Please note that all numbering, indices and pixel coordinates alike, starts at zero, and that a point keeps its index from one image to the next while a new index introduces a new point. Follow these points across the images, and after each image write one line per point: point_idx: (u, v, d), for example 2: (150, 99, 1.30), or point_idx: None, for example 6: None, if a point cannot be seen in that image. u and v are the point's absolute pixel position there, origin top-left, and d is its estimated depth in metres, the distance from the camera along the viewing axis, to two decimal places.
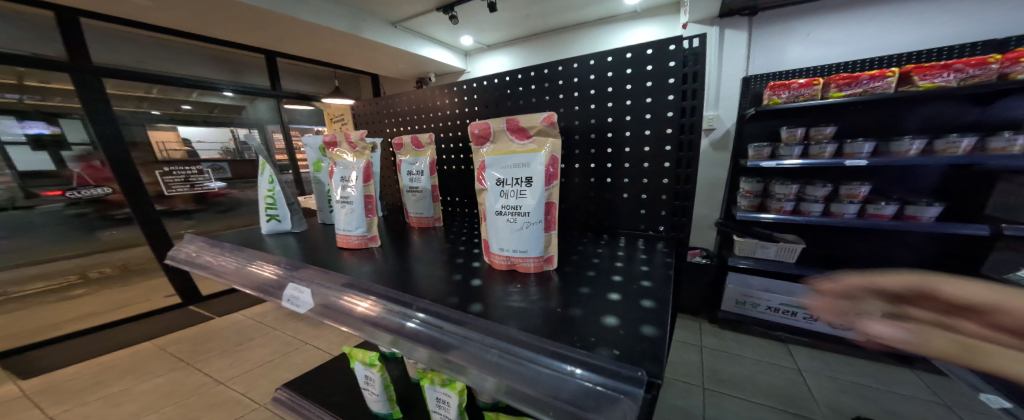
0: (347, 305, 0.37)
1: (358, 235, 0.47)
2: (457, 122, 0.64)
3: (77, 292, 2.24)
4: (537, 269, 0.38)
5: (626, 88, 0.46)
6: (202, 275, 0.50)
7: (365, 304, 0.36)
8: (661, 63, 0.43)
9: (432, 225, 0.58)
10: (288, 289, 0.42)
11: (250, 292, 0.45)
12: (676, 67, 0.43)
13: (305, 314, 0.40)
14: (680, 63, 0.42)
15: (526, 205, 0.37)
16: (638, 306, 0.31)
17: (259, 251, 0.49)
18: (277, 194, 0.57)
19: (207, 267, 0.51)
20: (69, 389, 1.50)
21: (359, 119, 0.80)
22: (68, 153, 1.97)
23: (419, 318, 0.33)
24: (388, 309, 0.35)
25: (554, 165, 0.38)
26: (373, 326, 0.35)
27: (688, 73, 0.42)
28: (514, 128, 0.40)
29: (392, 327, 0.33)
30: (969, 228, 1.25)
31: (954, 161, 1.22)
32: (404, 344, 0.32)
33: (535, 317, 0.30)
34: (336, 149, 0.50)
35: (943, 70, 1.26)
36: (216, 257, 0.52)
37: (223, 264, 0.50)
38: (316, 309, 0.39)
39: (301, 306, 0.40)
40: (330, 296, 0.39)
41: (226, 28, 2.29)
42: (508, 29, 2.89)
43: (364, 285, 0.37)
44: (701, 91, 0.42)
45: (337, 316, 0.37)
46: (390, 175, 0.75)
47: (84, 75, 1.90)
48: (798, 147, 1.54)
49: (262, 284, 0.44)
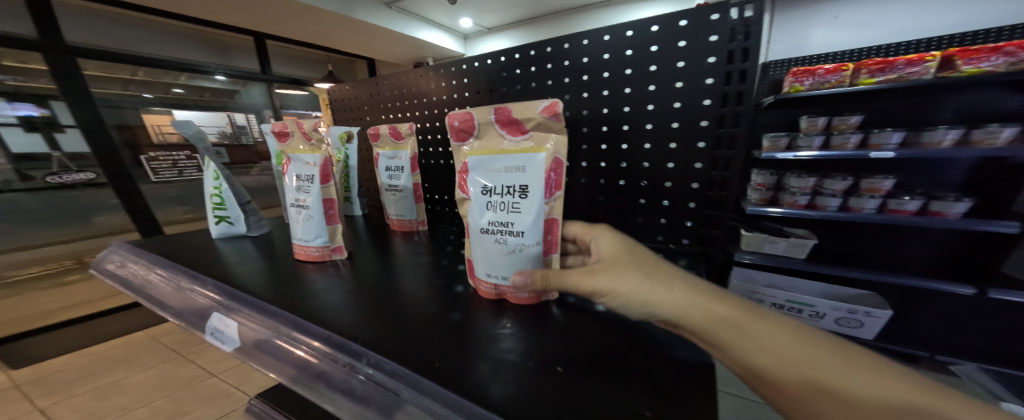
0: (283, 347, 0.30)
1: (317, 246, 0.40)
2: (446, 109, 0.55)
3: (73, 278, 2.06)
4: (532, 301, 0.32)
5: (650, 70, 0.38)
6: (134, 297, 0.43)
7: (305, 348, 0.29)
8: (700, 37, 0.34)
9: (413, 230, 0.51)
10: (218, 320, 0.35)
11: (180, 322, 0.37)
12: (721, 41, 0.33)
13: (233, 353, 0.32)
14: (726, 36, 0.33)
15: (521, 220, 0.30)
16: (662, 364, 0.24)
17: (195, 269, 0.42)
18: (224, 191, 0.50)
19: (141, 286, 0.44)
20: (52, 378, 1.41)
21: (339, 106, 0.72)
22: (62, 136, 1.87)
23: (366, 371, 0.26)
24: (331, 358, 0.27)
25: (557, 171, 0.31)
26: (310, 378, 0.28)
27: (736, 48, 0.32)
28: (506, 120, 0.32)
29: (334, 382, 0.26)
30: (995, 225, 1.17)
31: (990, 154, 1.12)
32: (347, 407, 0.25)
33: (528, 383, 0.23)
34: (288, 140, 0.41)
35: (991, 54, 1.15)
36: (151, 274, 0.45)
37: (156, 284, 0.43)
38: (248, 350, 0.31)
39: (230, 343, 0.33)
40: (267, 336, 0.31)
41: (210, 6, 2.16)
42: (511, 11, 2.75)
43: (305, 324, 0.30)
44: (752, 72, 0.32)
45: (271, 361, 0.30)
46: (371, 169, 0.67)
47: (57, 55, 1.80)
48: (818, 137, 1.44)
49: (192, 311, 0.37)
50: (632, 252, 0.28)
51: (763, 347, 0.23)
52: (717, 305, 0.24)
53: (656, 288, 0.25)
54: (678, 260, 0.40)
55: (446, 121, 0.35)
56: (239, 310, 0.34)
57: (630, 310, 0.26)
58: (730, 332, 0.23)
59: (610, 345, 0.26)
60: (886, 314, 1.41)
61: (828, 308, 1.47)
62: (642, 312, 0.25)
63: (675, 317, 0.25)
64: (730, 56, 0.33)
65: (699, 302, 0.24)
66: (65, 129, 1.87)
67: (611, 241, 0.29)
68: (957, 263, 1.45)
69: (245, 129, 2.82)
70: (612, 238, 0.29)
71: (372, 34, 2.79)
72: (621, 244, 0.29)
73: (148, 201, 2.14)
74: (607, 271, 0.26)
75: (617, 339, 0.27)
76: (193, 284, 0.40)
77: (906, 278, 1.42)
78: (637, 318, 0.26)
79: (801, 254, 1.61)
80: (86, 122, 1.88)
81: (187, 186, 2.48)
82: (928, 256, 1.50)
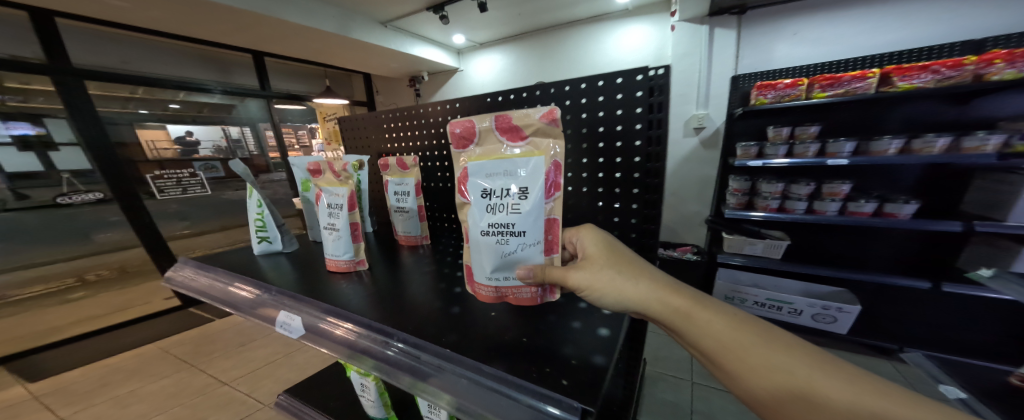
0: (335, 332, 0.40)
1: (346, 259, 0.49)
2: (440, 141, 0.65)
3: (77, 295, 2.21)
4: (533, 300, 0.38)
5: (599, 115, 0.49)
6: (196, 297, 0.53)
7: (350, 328, 0.40)
8: (629, 93, 0.46)
9: (419, 244, 0.60)
10: (282, 315, 0.44)
11: (244, 316, 0.47)
12: (642, 97, 0.46)
13: (299, 340, 0.42)
14: (646, 93, 0.45)
15: (521, 220, 0.36)
16: (595, 335, 0.34)
17: (250, 275, 0.52)
18: (266, 217, 0.58)
19: (201, 290, 0.53)
20: (76, 391, 1.58)
21: (347, 135, 0.81)
22: (57, 154, 1.97)
23: (399, 346, 0.36)
24: (373, 337, 0.38)
25: (555, 171, 0.37)
26: (355, 352, 0.38)
27: (653, 104, 0.45)
28: (506, 126, 0.39)
29: (375, 354, 0.37)
30: (942, 224, 1.30)
31: (930, 160, 1.26)
32: (386, 369, 0.35)
33: (501, 347, 0.33)
34: (321, 176, 0.52)
35: (921, 71, 1.29)
36: (210, 280, 0.55)
37: (216, 287, 0.53)
38: (306, 334, 0.41)
39: (289, 330, 0.43)
40: (319, 322, 0.41)
41: (213, 28, 2.26)
42: (501, 27, 2.89)
43: (343, 311, 0.41)
44: (665, 121, 0.45)
45: (324, 341, 0.40)
46: (380, 191, 0.76)
47: (65, 77, 1.91)
48: (783, 146, 1.58)
49: (253, 310, 0.47)
50: (609, 257, 0.40)
51: (702, 324, 0.38)
52: (673, 297, 0.39)
53: (623, 283, 0.38)
54: None
55: (450, 129, 0.43)
56: (290, 307, 0.45)
57: (603, 298, 0.38)
58: (681, 315, 0.38)
59: (559, 324, 0.37)
60: (857, 309, 1.53)
61: (805, 305, 1.61)
62: (617, 300, 0.38)
63: (641, 305, 0.39)
64: (650, 109, 0.46)
65: (660, 295, 0.39)
66: (58, 147, 1.98)
67: (593, 245, 0.41)
68: (916, 261, 1.56)
69: (240, 143, 2.94)
70: (595, 235, 0.42)
71: (368, 52, 2.90)
72: (600, 249, 0.41)
73: (152, 216, 2.24)
74: (588, 272, 0.38)
75: (563, 318, 0.38)
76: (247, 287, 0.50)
77: (871, 274, 1.54)
78: (613, 305, 0.38)
79: (778, 254, 1.72)
80: (92, 139, 1.98)
81: (187, 202, 2.59)
82: (892, 254, 1.61)
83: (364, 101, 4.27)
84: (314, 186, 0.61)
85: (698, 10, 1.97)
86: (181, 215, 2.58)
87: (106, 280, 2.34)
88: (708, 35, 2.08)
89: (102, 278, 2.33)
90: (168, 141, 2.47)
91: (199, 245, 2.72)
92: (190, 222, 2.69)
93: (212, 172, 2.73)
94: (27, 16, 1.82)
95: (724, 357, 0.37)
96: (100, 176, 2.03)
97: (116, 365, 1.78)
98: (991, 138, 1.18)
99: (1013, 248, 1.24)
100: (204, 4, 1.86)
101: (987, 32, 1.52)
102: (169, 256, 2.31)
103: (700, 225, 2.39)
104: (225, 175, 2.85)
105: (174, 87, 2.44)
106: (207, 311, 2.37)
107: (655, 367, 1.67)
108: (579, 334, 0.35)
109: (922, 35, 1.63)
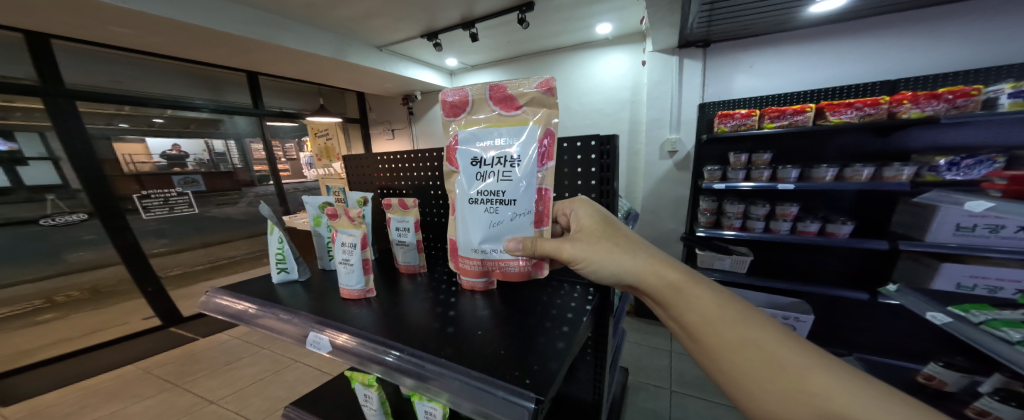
0: (357, 347, 0.49)
1: (358, 289, 0.59)
2: (435, 183, 0.77)
3: (45, 317, 2.17)
4: (524, 273, 0.50)
5: (564, 171, 0.65)
6: (229, 322, 0.60)
7: (369, 346, 0.49)
8: (586, 156, 0.62)
9: (417, 271, 0.70)
10: (313, 335, 0.53)
11: (276, 336, 0.55)
12: (596, 159, 0.61)
13: (328, 355, 0.51)
14: (597, 156, 0.61)
15: (513, 185, 0.48)
16: (553, 348, 0.45)
17: (277, 304, 0.60)
18: (286, 250, 0.67)
19: (233, 315, 0.61)
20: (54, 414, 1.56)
21: (351, 172, 0.91)
22: (25, 168, 2.00)
23: (397, 354, 0.46)
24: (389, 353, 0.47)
25: (549, 138, 0.49)
26: (378, 363, 0.47)
27: (602, 165, 0.61)
28: (500, 96, 0.51)
29: (392, 364, 0.46)
30: (872, 243, 1.50)
31: (859, 187, 1.48)
32: (400, 376, 0.45)
33: (480, 361, 0.43)
34: (336, 219, 0.63)
35: (848, 108, 1.54)
36: (241, 306, 0.62)
37: (248, 313, 0.60)
38: (334, 349, 0.50)
39: (289, 336, 0.54)
40: (345, 340, 0.50)
41: (211, 52, 2.34)
42: (492, 52, 3.07)
43: (365, 333, 0.50)
44: (613, 180, 0.61)
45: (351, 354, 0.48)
46: (382, 222, 0.87)
47: (56, 98, 1.97)
48: (742, 171, 1.78)
49: (258, 323, 0.58)
50: (609, 235, 0.51)
51: (691, 297, 0.48)
52: (670, 272, 0.50)
53: (622, 259, 0.50)
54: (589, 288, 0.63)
55: (446, 96, 0.54)
56: (292, 322, 0.56)
57: (601, 270, 0.50)
58: (674, 286, 0.49)
59: (528, 340, 0.47)
60: (809, 319, 1.58)
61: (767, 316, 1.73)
62: (615, 272, 0.50)
63: (634, 278, 0.50)
64: (602, 169, 0.62)
65: (656, 268, 0.50)
66: (27, 162, 1.99)
67: (588, 220, 0.53)
68: (862, 273, 1.74)
69: (224, 157, 3.00)
70: (589, 209, 0.55)
71: (362, 73, 3.01)
72: (595, 226, 0.53)
73: (137, 236, 2.28)
74: (589, 248, 0.49)
75: (533, 333, 0.48)
76: (248, 304, 0.62)
77: (820, 287, 1.73)
78: (611, 276, 0.50)
79: (741, 269, 1.91)
80: (78, 158, 2.05)
81: (173, 220, 2.63)
82: (838, 268, 1.81)
83: (356, 118, 4.34)
84: (325, 220, 0.72)
85: (669, 43, 2.17)
86: (160, 232, 2.55)
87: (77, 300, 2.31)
88: (678, 65, 2.28)
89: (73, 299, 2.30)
90: (145, 154, 2.47)
91: (178, 263, 2.82)
92: (168, 240, 2.65)
93: (193, 185, 2.76)
94: (22, 38, 1.86)
95: (704, 327, 0.46)
96: (87, 199, 2.10)
97: (94, 388, 1.76)
98: (904, 169, 1.42)
99: (932, 264, 1.43)
100: (203, 31, 1.96)
101: (916, 69, 1.72)
102: (151, 276, 2.28)
103: (676, 241, 2.56)
104: (206, 189, 2.88)
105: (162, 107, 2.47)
106: (190, 330, 2.36)
107: (635, 375, 1.78)
108: (543, 350, 0.44)
109: (858, 72, 1.83)
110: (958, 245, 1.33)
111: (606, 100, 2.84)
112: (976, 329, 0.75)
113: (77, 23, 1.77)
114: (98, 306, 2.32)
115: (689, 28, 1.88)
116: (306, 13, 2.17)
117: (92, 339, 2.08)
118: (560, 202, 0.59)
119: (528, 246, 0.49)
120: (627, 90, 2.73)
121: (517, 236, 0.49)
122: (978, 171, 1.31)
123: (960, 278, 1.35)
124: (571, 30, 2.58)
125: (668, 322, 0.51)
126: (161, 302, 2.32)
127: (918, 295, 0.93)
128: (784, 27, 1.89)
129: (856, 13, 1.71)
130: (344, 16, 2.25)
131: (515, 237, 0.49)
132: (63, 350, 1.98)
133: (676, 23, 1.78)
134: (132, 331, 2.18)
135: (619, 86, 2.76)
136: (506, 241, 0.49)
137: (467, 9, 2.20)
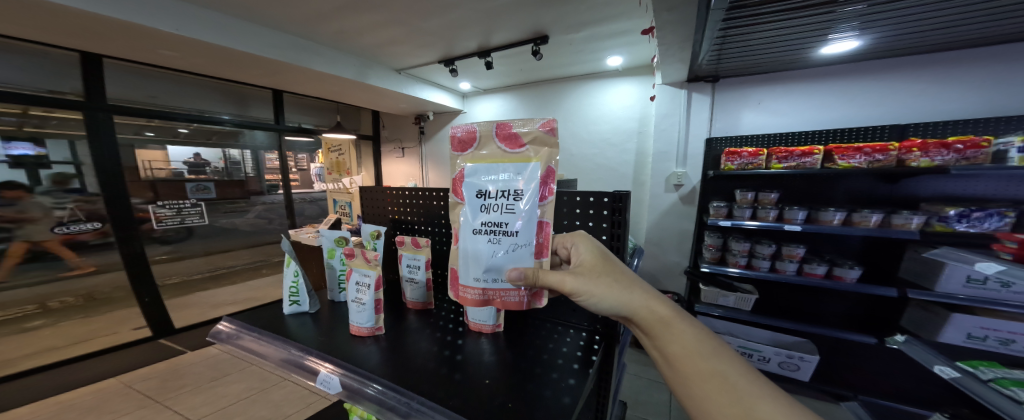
0: (363, 391, 0.50)
1: (367, 326, 0.61)
2: (445, 220, 0.81)
3: (34, 324, 2.22)
4: (521, 303, 0.51)
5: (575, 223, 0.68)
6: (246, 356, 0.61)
7: (373, 388, 0.50)
8: (598, 211, 0.66)
9: (426, 308, 0.71)
10: (324, 374, 0.54)
11: (291, 373, 0.56)
12: (607, 215, 0.65)
13: (336, 396, 0.52)
14: (609, 212, 0.64)
15: (515, 220, 0.49)
16: (558, 404, 0.45)
17: (291, 340, 0.61)
18: (299, 284, 0.70)
19: (250, 348, 0.62)
20: None
21: (365, 204, 0.96)
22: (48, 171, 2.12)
23: (378, 388, 0.50)
24: (396, 399, 0.48)
25: (549, 173, 0.50)
26: (382, 407, 0.48)
27: (612, 221, 0.64)
28: (506, 134, 0.52)
29: (398, 409, 0.46)
30: (880, 289, 1.50)
31: (867, 233, 1.48)
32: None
33: (484, 415, 0.44)
34: (352, 259, 0.66)
35: (857, 153, 1.55)
36: (256, 341, 0.63)
37: (264, 349, 0.61)
38: (343, 392, 0.51)
39: (268, 357, 0.59)
40: (352, 383, 0.51)
41: (238, 72, 2.48)
42: (504, 78, 3.19)
43: (370, 374, 0.52)
44: (622, 236, 0.63)
45: (359, 397, 0.50)
46: (389, 254, 0.90)
47: (96, 112, 2.10)
48: (748, 209, 1.78)
49: (239, 343, 0.63)
50: (607, 268, 0.50)
51: (675, 332, 0.45)
52: (658, 305, 0.47)
53: (615, 293, 0.47)
54: (595, 336, 0.64)
55: (453, 133, 0.55)
56: (271, 345, 0.61)
57: (598, 302, 0.47)
58: (661, 322, 0.46)
59: (532, 397, 0.47)
60: (815, 359, 1.69)
61: (772, 354, 1.75)
62: (609, 305, 0.47)
63: (625, 310, 0.48)
64: (613, 226, 0.64)
65: (645, 299, 0.47)
66: (52, 166, 2.12)
67: (586, 254, 0.53)
68: (869, 319, 1.74)
69: (239, 164, 3.15)
70: (590, 245, 0.54)
71: (379, 94, 3.12)
72: (593, 259, 0.52)
73: (144, 245, 2.32)
74: (589, 282, 0.47)
75: (536, 391, 0.48)
76: (228, 325, 0.67)
77: (827, 328, 1.69)
78: (605, 308, 0.47)
79: (747, 306, 1.86)
80: (101, 164, 2.13)
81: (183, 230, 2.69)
82: (842, 310, 1.80)
83: (369, 135, 4.50)
84: (338, 253, 0.76)
85: (678, 77, 2.22)
86: (165, 240, 2.62)
87: (70, 307, 2.41)
88: (687, 98, 2.34)
89: (66, 305, 2.41)
90: (164, 161, 2.62)
91: (177, 271, 2.87)
92: (171, 247, 2.74)
93: (203, 192, 2.90)
94: (75, 56, 2.01)
95: (685, 360, 0.43)
96: (101, 204, 2.17)
97: (72, 401, 1.71)
98: (914, 217, 1.42)
99: (942, 314, 1.41)
100: (231, 53, 2.07)
101: (921, 116, 1.75)
102: (150, 285, 2.30)
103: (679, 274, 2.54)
104: (215, 196, 3.02)
105: (185, 120, 2.60)
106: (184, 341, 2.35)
107: (632, 410, 1.73)
108: (546, 412, 0.44)
109: (872, 114, 1.84)
110: (966, 297, 1.31)
111: (613, 130, 2.91)
112: (985, 386, 0.75)
113: (122, 45, 1.91)
114: (92, 313, 2.39)
115: (699, 64, 1.94)
116: (332, 38, 2.30)
117: (79, 349, 2.08)
118: (560, 236, 0.58)
119: (528, 273, 0.48)
120: (634, 120, 2.79)
121: (518, 265, 0.49)
122: (990, 224, 1.31)
123: (971, 328, 1.34)
124: (581, 61, 2.69)
125: (652, 352, 0.48)
126: (155, 312, 2.32)
127: (924, 348, 0.91)
128: (795, 66, 1.93)
129: (865, 55, 1.74)
130: (367, 43, 2.38)
131: (516, 267, 0.49)
132: (55, 357, 2.00)
133: (685, 59, 1.86)
134: (123, 340, 2.19)
135: (626, 116, 2.84)
136: (508, 270, 0.49)
137: (483, 39, 2.32)
